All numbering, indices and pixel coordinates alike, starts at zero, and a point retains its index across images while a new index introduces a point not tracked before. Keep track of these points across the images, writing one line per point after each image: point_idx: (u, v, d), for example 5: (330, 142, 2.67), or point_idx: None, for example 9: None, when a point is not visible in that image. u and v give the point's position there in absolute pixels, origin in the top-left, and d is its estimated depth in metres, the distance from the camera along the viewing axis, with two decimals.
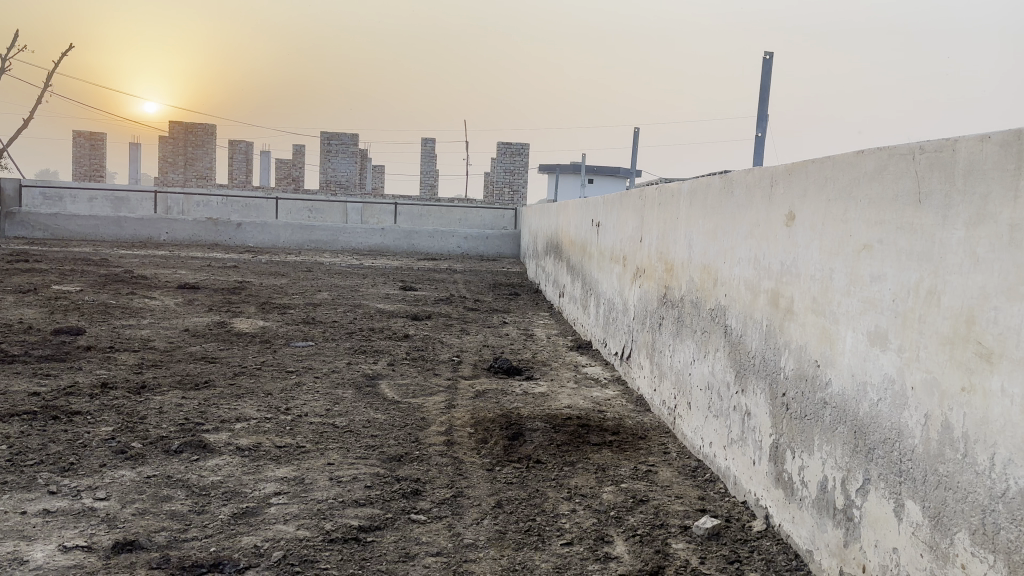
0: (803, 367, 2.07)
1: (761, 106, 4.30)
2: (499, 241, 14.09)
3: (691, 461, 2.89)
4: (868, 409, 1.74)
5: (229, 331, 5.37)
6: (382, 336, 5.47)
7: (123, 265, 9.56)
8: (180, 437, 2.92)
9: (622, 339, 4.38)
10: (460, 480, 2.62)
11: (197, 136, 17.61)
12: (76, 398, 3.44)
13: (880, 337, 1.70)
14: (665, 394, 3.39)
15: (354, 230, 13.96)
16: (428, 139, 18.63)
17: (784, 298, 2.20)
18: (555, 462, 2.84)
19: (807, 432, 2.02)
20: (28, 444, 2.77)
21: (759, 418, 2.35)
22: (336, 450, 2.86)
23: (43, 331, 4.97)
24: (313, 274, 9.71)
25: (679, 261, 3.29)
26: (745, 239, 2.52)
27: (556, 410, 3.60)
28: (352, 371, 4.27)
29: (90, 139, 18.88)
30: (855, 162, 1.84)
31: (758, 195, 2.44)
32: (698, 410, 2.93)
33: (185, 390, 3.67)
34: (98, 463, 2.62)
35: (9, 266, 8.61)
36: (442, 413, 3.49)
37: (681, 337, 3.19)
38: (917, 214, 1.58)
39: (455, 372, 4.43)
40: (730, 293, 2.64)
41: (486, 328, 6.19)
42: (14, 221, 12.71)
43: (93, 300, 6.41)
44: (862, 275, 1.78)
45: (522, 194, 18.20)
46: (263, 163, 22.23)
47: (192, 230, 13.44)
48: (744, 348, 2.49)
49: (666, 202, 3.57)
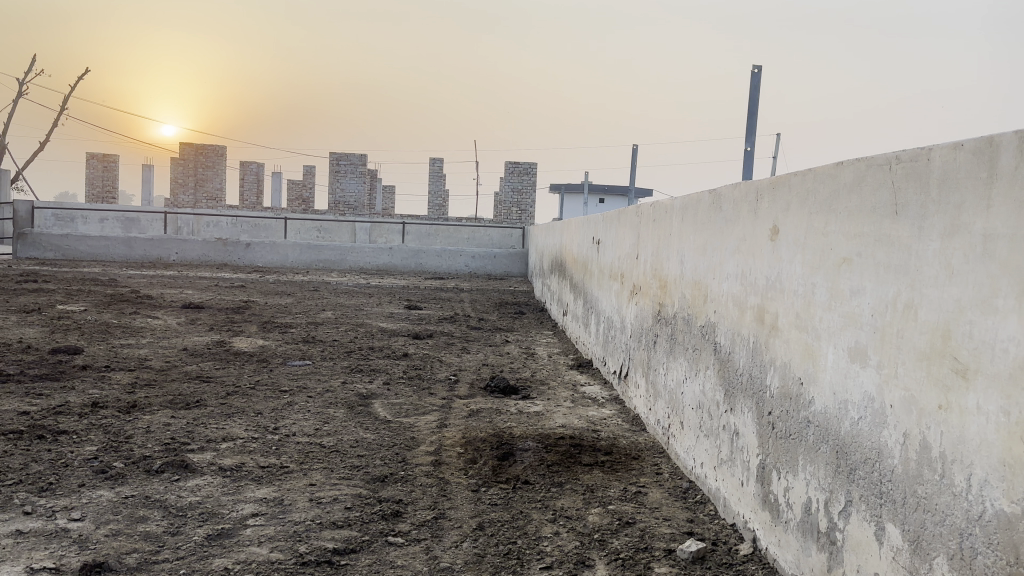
0: (788, 385, 2.01)
1: (750, 119, 4.25)
2: (506, 260, 14.07)
3: (682, 482, 2.82)
4: (849, 428, 1.68)
5: (227, 350, 5.35)
6: (380, 355, 5.43)
7: (130, 285, 9.61)
8: (163, 457, 2.89)
9: (620, 358, 4.32)
10: (443, 502, 2.56)
11: (208, 157, 17.77)
12: (65, 417, 3.42)
13: (861, 352, 1.64)
14: (660, 414, 3.33)
15: (363, 249, 14.00)
16: (437, 158, 18.70)
17: (769, 314, 2.14)
18: (543, 483, 2.78)
19: (792, 452, 1.96)
20: (9, 463, 2.75)
21: (746, 437, 2.28)
22: (320, 471, 2.82)
23: (41, 350, 4.97)
24: (318, 293, 9.71)
25: (672, 277, 3.23)
26: (733, 254, 2.47)
27: (549, 429, 3.54)
28: (347, 390, 4.23)
29: (103, 161, 19.14)
30: (835, 173, 1.79)
31: (744, 210, 2.39)
32: (690, 429, 2.86)
33: (175, 409, 3.64)
34: (77, 483, 2.59)
35: (18, 287, 8.67)
36: (432, 433, 3.43)
37: (674, 355, 3.12)
38: (893, 226, 1.53)
39: (451, 391, 4.38)
40: (719, 309, 2.58)
41: (487, 347, 6.14)
42: (25, 242, 12.85)
43: (95, 320, 6.42)
44: (843, 289, 1.72)
45: (530, 213, 18.20)
46: (275, 185, 22.36)
47: (201, 250, 13.50)
48: (733, 365, 2.42)
49: (660, 218, 3.52)
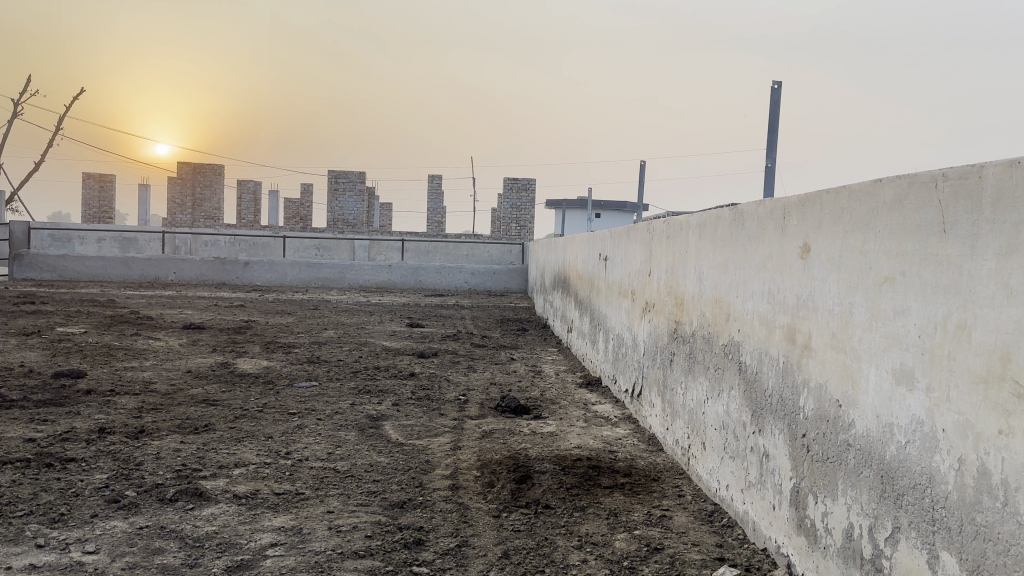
0: (824, 407, 1.96)
1: (771, 135, 4.23)
2: (506, 276, 14.04)
3: (706, 505, 2.77)
4: (894, 452, 1.64)
5: (232, 372, 5.28)
6: (387, 375, 5.37)
7: (129, 305, 9.54)
8: (176, 484, 2.82)
9: (633, 376, 4.27)
10: (465, 528, 2.50)
11: (206, 176, 17.75)
12: (72, 444, 3.35)
13: (906, 375, 1.60)
14: (678, 434, 3.28)
15: (362, 267, 13.96)
16: (436, 176, 18.73)
17: (801, 333, 2.10)
18: (565, 507, 2.72)
19: (830, 476, 1.91)
20: (19, 494, 2.68)
21: (778, 460, 2.24)
22: (336, 497, 2.75)
23: (43, 375, 4.89)
24: (320, 312, 9.65)
25: (689, 295, 3.19)
26: (759, 272, 2.43)
27: (565, 450, 3.48)
28: (356, 412, 4.17)
29: (100, 181, 19.11)
30: (873, 191, 1.75)
31: (770, 227, 2.35)
32: (713, 450, 2.81)
33: (184, 434, 3.57)
34: (89, 514, 2.52)
35: (16, 309, 8.59)
36: (447, 456, 3.38)
37: (694, 374, 3.08)
38: (941, 245, 1.49)
39: (462, 411, 4.31)
40: (743, 328, 2.54)
41: (493, 365, 6.08)
42: (22, 263, 12.81)
43: (96, 342, 6.34)
44: (884, 309, 1.68)
45: (529, 229, 18.20)
46: (272, 203, 22.29)
47: (200, 270, 13.43)
48: (760, 386, 2.38)
49: (674, 234, 3.48)
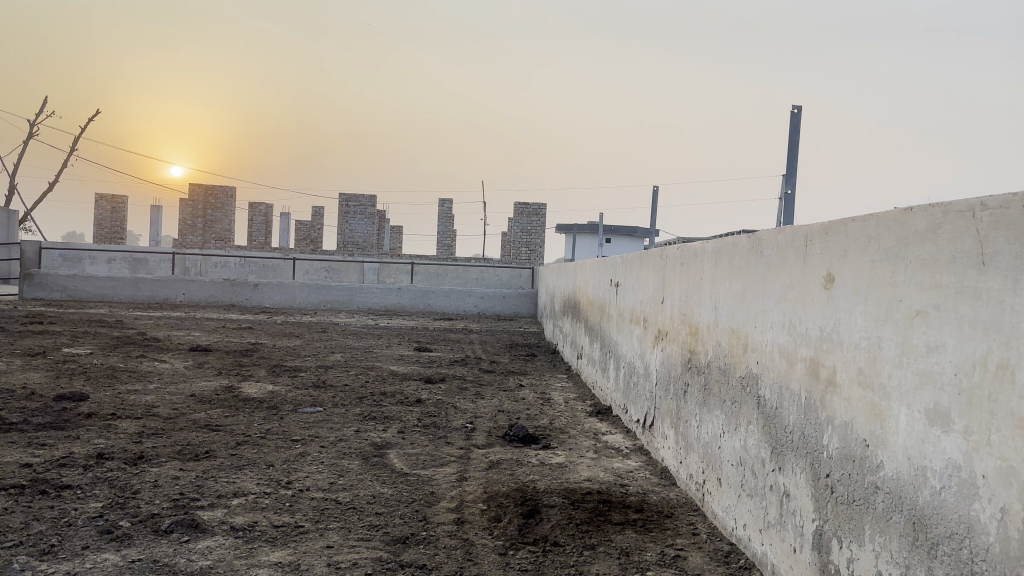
0: (849, 447, 1.86)
1: (790, 160, 4.15)
2: (515, 300, 13.96)
3: (722, 544, 2.65)
4: (928, 498, 1.53)
5: (236, 396, 5.19)
6: (393, 401, 5.27)
7: (136, 326, 9.48)
8: (173, 515, 2.73)
9: (644, 406, 4.16)
10: (470, 567, 2.40)
11: (217, 198, 17.79)
12: (69, 470, 3.27)
13: (942, 415, 1.50)
14: (692, 468, 3.17)
15: (371, 290, 13.91)
16: (446, 200, 18.73)
17: (825, 367, 2.00)
18: (574, 545, 2.61)
19: (856, 521, 1.81)
20: (9, 523, 2.59)
21: (799, 501, 2.12)
22: (337, 531, 2.66)
23: (44, 397, 4.82)
24: (327, 335, 9.57)
25: (704, 325, 3.10)
26: (779, 301, 2.33)
27: (575, 483, 3.37)
28: (360, 440, 4.07)
29: (112, 203, 19.16)
30: (903, 220, 1.66)
31: (791, 255, 2.26)
32: (729, 487, 2.70)
33: (184, 461, 3.48)
34: (81, 546, 2.43)
35: (23, 329, 8.54)
36: (453, 487, 3.27)
37: (709, 407, 2.97)
38: (980, 278, 1.40)
39: (468, 440, 4.20)
40: (762, 361, 2.44)
41: (501, 391, 5.97)
42: (32, 282, 12.81)
43: (100, 364, 6.26)
44: (916, 345, 1.59)
45: (539, 253, 18.14)
46: (283, 225, 22.23)
47: (209, 291, 13.39)
48: (781, 422, 2.27)
49: (689, 260, 3.39)
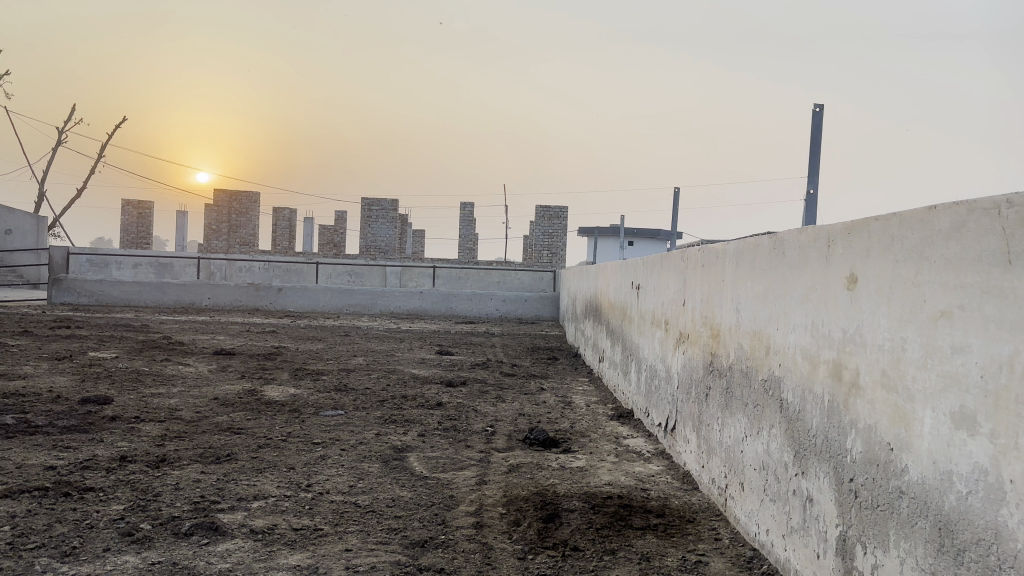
0: (873, 450, 1.82)
1: (813, 159, 4.10)
2: (537, 303, 13.94)
3: (745, 550, 2.61)
4: (954, 503, 1.49)
5: (258, 400, 5.22)
6: (414, 404, 5.27)
7: (162, 330, 9.58)
8: (193, 517, 2.74)
9: (666, 410, 4.12)
10: (488, 571, 2.38)
11: (242, 203, 17.96)
12: (92, 472, 3.30)
13: (968, 419, 1.46)
14: (714, 472, 3.13)
15: (393, 294, 13.96)
16: (469, 203, 18.76)
17: (848, 370, 1.96)
18: (594, 549, 2.58)
19: (880, 527, 1.77)
20: (32, 524, 2.62)
21: (823, 505, 2.09)
22: (356, 534, 2.65)
23: (70, 400, 4.87)
24: (349, 339, 9.61)
25: (726, 327, 3.06)
26: (801, 303, 2.29)
27: (595, 487, 3.34)
28: (381, 443, 4.07)
29: (138, 208, 19.41)
30: (927, 219, 1.63)
31: (814, 255, 2.22)
32: (752, 491, 2.66)
33: (205, 464, 3.51)
34: (102, 548, 2.45)
35: (52, 334, 8.66)
36: (472, 491, 3.26)
37: (731, 410, 2.93)
38: (1006, 277, 1.36)
39: (488, 444, 4.19)
40: (784, 363, 2.40)
41: (522, 395, 5.95)
42: (61, 287, 13.02)
43: (126, 368, 6.33)
44: (940, 346, 1.55)
45: (561, 256, 18.11)
46: (307, 230, 22.37)
47: (234, 295, 13.51)
48: (804, 425, 2.23)
49: (710, 262, 3.36)
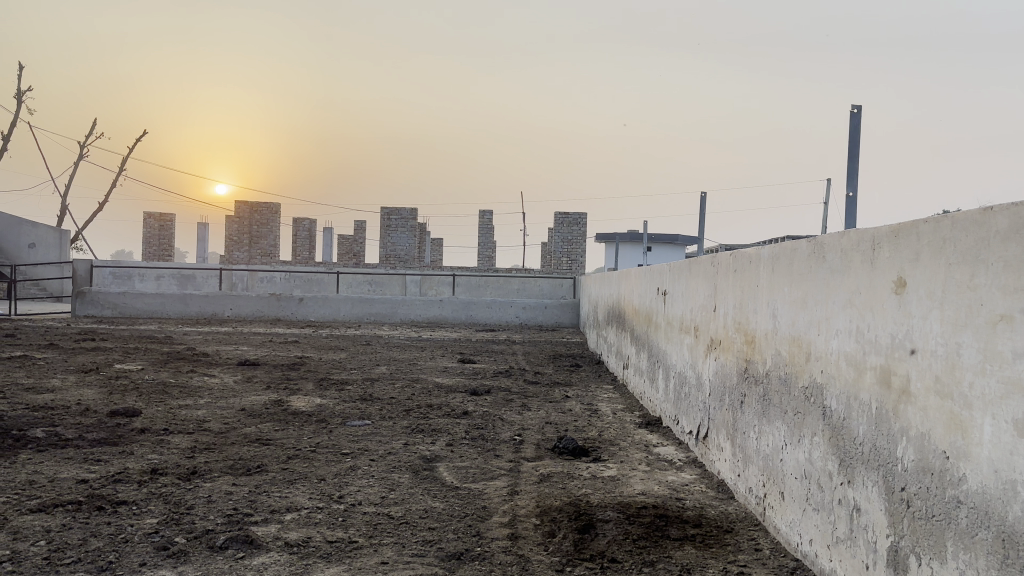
0: (927, 459, 1.77)
1: (850, 162, 4.03)
2: (558, 310, 13.90)
3: (788, 560, 2.56)
4: (1019, 514, 1.44)
5: (285, 410, 5.21)
6: (440, 414, 5.24)
7: (185, 342, 9.63)
8: (227, 530, 2.73)
9: (697, 417, 4.07)
10: None
11: (262, 214, 18.05)
12: (124, 486, 3.30)
13: None
14: (751, 481, 3.08)
15: (413, 302, 13.97)
16: (488, 211, 18.77)
17: (897, 376, 1.92)
18: (632, 561, 2.54)
19: (937, 537, 1.71)
20: (68, 539, 2.62)
21: (872, 515, 2.03)
22: (391, 546, 2.63)
23: (99, 413, 4.89)
24: (371, 348, 9.61)
25: (761, 333, 3.02)
26: (845, 308, 2.25)
27: (629, 497, 3.30)
28: (410, 453, 4.05)
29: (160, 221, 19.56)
30: (983, 220, 1.58)
31: (858, 259, 2.17)
32: (793, 500, 2.61)
33: (236, 476, 3.50)
34: (138, 562, 2.44)
35: (77, 346, 8.72)
36: (505, 501, 3.23)
37: (768, 418, 2.88)
38: None
39: (517, 453, 4.15)
40: (827, 369, 2.36)
41: (547, 403, 5.91)
42: (85, 301, 13.13)
43: (152, 380, 6.35)
44: (1000, 351, 1.51)
45: (580, 263, 18.07)
46: (326, 239, 22.44)
47: (255, 306, 13.57)
48: (850, 433, 2.18)
49: (743, 267, 3.31)
